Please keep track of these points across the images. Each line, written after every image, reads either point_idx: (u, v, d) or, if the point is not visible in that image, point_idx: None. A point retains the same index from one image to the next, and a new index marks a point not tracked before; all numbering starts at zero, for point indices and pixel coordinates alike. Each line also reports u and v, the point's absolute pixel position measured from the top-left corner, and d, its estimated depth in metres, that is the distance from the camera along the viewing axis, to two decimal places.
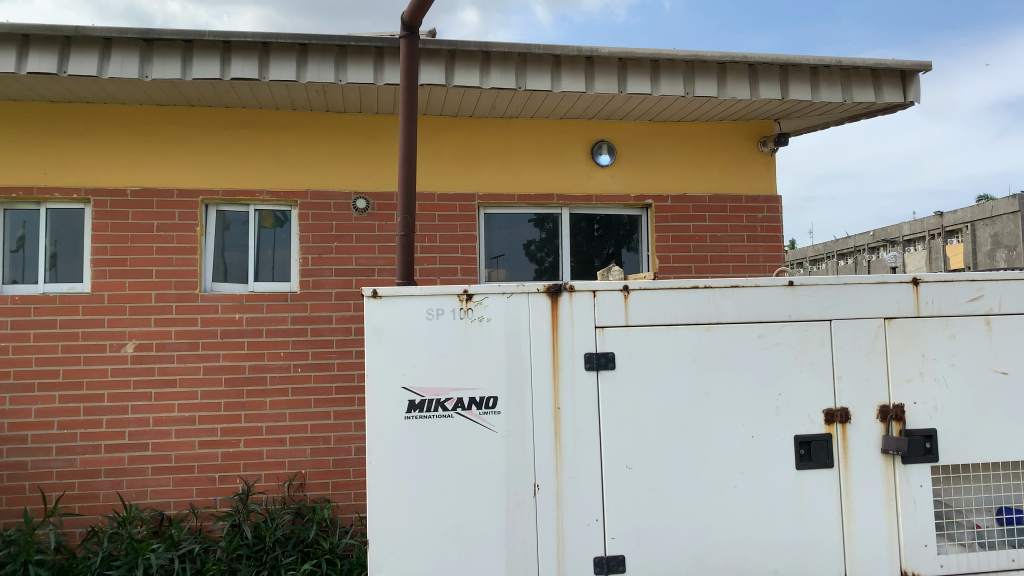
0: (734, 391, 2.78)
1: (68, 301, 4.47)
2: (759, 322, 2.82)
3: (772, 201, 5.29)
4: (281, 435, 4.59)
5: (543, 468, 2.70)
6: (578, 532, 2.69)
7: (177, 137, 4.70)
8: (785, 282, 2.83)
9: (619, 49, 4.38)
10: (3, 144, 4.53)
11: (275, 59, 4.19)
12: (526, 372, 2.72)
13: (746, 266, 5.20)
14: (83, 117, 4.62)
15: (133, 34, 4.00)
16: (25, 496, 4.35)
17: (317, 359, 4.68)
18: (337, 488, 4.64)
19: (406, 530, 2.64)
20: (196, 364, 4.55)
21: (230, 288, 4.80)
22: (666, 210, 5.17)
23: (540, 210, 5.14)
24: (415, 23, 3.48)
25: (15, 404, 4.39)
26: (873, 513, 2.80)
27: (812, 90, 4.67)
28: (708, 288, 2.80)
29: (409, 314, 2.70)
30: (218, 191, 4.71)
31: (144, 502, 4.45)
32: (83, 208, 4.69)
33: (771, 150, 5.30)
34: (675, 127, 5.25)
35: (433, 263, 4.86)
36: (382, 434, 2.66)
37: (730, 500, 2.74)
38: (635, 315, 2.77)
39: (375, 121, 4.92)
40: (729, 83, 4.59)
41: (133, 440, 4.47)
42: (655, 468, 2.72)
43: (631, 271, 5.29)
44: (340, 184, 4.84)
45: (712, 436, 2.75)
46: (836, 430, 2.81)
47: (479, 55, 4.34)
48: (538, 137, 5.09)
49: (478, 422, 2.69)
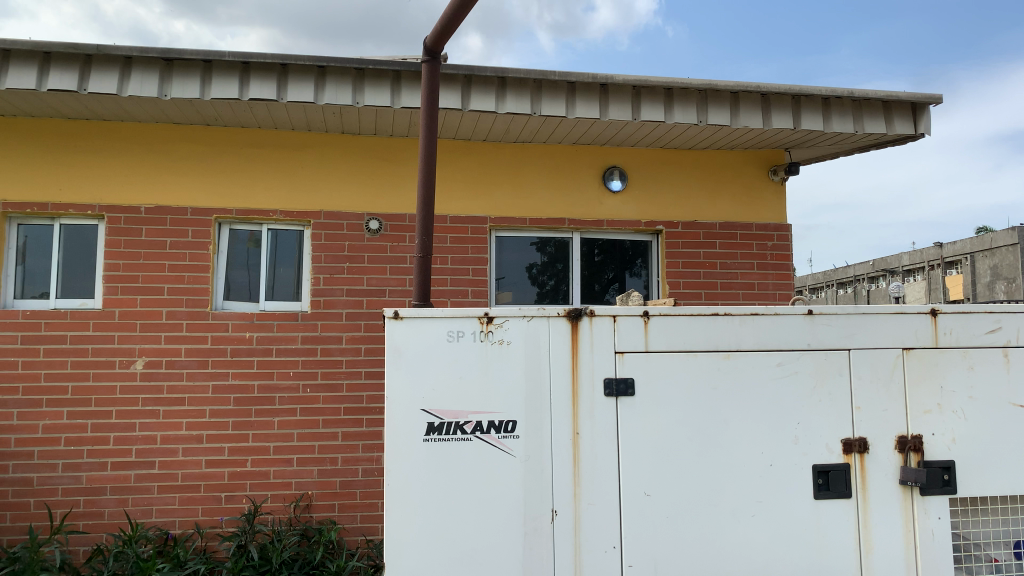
0: (752, 419, 2.77)
1: (79, 318, 4.47)
2: (778, 351, 2.82)
3: (782, 230, 5.31)
4: (287, 456, 4.57)
5: (561, 495, 2.68)
6: (596, 559, 2.67)
7: (193, 155, 4.72)
8: (804, 311, 2.84)
9: (634, 77, 4.42)
10: (19, 159, 4.55)
11: (292, 80, 4.22)
12: (545, 396, 2.71)
13: (756, 293, 5.21)
14: (98, 134, 4.64)
15: (154, 54, 4.04)
16: (31, 512, 4.33)
17: (326, 380, 4.66)
18: (343, 510, 4.60)
19: (421, 552, 2.62)
20: (205, 382, 4.54)
21: (239, 307, 4.80)
22: (677, 236, 5.19)
23: (544, 233, 5.16)
24: (437, 47, 3.51)
25: (23, 420, 4.37)
26: (891, 544, 2.79)
27: (823, 121, 4.71)
28: (728, 316, 2.81)
29: (430, 335, 2.70)
30: (231, 210, 4.73)
31: (149, 521, 4.42)
32: (96, 225, 4.71)
33: (782, 179, 5.33)
34: (686, 155, 5.29)
35: (444, 285, 4.88)
36: (400, 456, 2.65)
37: (748, 530, 2.72)
38: (655, 341, 2.78)
39: (390, 144, 4.95)
40: (741, 112, 4.63)
41: (139, 457, 4.44)
42: (673, 496, 2.71)
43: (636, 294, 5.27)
44: (354, 205, 4.85)
45: (730, 464, 2.74)
46: (854, 460, 2.79)
47: (496, 79, 4.38)
48: (551, 161, 5.12)
49: (497, 446, 2.68)
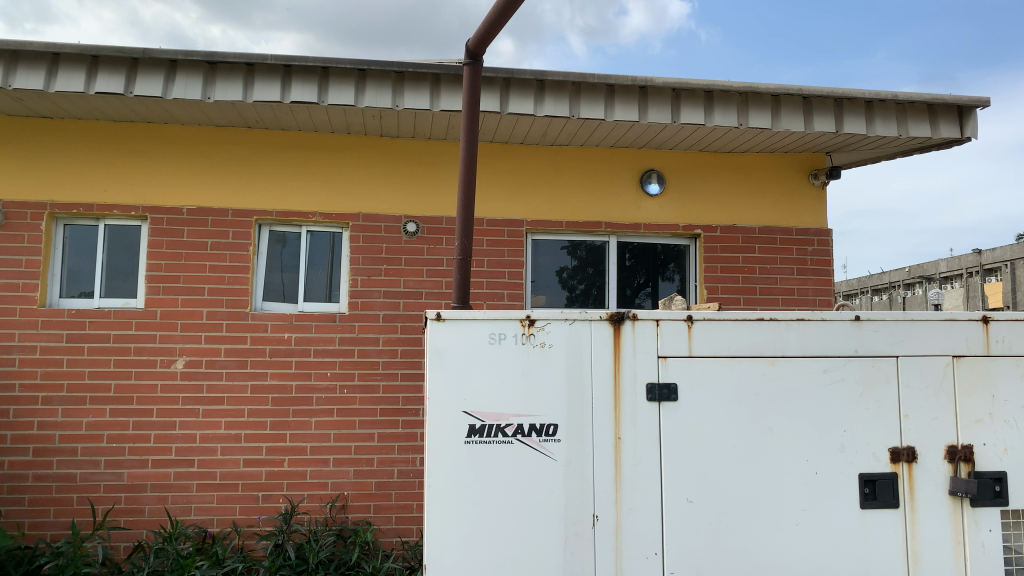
0: (797, 426, 2.72)
1: (122, 317, 4.55)
2: (824, 357, 2.77)
3: (823, 234, 5.24)
4: (324, 456, 4.59)
5: (602, 500, 2.66)
6: (638, 566, 2.65)
7: (234, 158, 4.78)
8: (850, 317, 2.79)
9: (673, 80, 4.39)
10: (65, 161, 4.64)
11: (333, 84, 4.25)
12: (587, 400, 2.70)
13: (795, 299, 5.15)
14: (143, 136, 4.72)
15: (198, 57, 4.10)
16: (74, 508, 4.40)
17: (362, 380, 4.68)
18: (378, 510, 4.61)
19: (461, 554, 2.62)
20: (244, 382, 4.59)
21: (277, 308, 4.84)
22: (715, 240, 5.14)
23: (575, 236, 5.14)
24: (479, 50, 3.52)
25: (67, 416, 4.45)
26: (940, 556, 2.72)
27: (866, 124, 4.63)
28: (773, 321, 2.77)
29: (472, 337, 2.69)
30: (271, 212, 4.78)
31: (189, 519, 4.46)
32: (140, 226, 4.79)
33: (823, 184, 5.26)
34: (725, 158, 5.24)
35: (480, 287, 4.88)
36: (441, 458, 2.65)
37: (792, 539, 2.67)
38: (699, 346, 2.75)
39: (428, 147, 4.96)
40: (782, 115, 4.58)
41: (179, 456, 4.49)
42: (717, 504, 2.67)
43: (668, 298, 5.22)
44: (391, 207, 4.88)
45: (775, 472, 2.70)
46: (901, 469, 2.74)
47: (534, 82, 4.38)
48: (588, 164, 5.10)
49: (538, 450, 2.67)
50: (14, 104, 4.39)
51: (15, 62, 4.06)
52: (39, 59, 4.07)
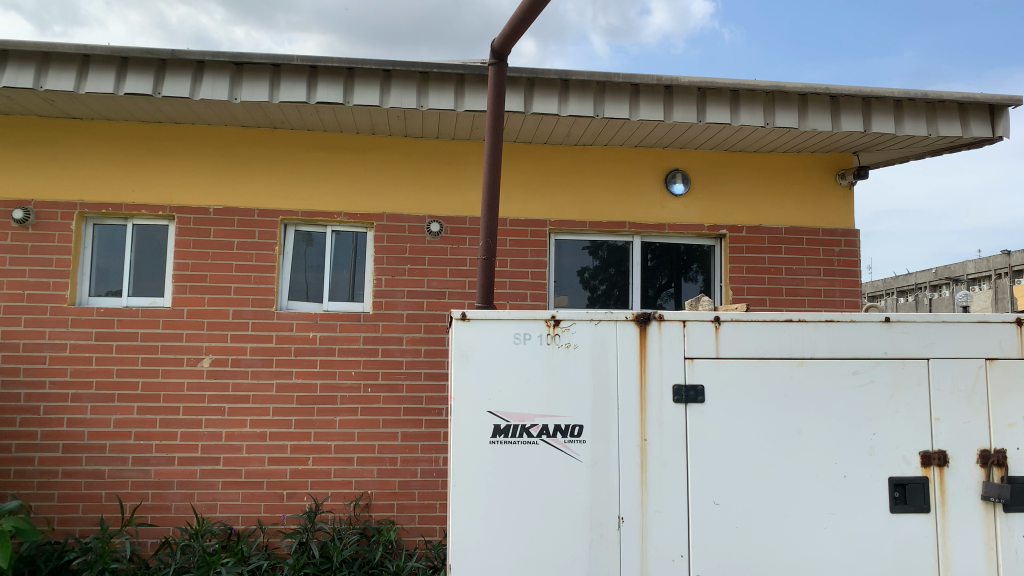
0: (826, 428, 2.69)
1: (150, 316, 4.60)
2: (853, 359, 2.74)
3: (850, 235, 5.18)
4: (348, 454, 4.61)
5: (628, 501, 2.65)
6: (663, 568, 2.63)
7: (260, 158, 4.82)
8: (880, 318, 2.75)
9: (699, 79, 4.36)
10: (95, 161, 4.70)
11: (359, 84, 4.27)
12: (612, 400, 2.68)
13: (822, 300, 5.09)
14: (170, 137, 4.77)
15: (224, 58, 4.13)
16: (102, 504, 4.45)
17: (386, 380, 4.70)
18: (401, 510, 4.62)
19: (486, 554, 2.61)
20: (269, 380, 4.62)
21: (303, 308, 4.87)
22: (741, 241, 5.10)
23: (596, 237, 5.12)
24: (504, 50, 3.52)
25: (96, 413, 4.51)
26: (972, 562, 2.68)
27: (895, 123, 4.57)
28: (802, 322, 2.74)
29: (497, 336, 2.69)
30: (297, 212, 4.80)
31: (214, 516, 4.50)
32: (167, 225, 4.84)
33: (850, 183, 5.20)
34: (751, 158, 5.19)
35: (503, 287, 4.88)
36: (466, 458, 2.65)
37: (821, 542, 2.64)
38: (726, 347, 2.72)
39: (452, 147, 4.97)
40: (810, 114, 4.53)
41: (204, 453, 4.53)
42: (744, 506, 2.65)
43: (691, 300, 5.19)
44: (415, 207, 4.89)
45: (803, 475, 2.67)
46: (933, 473, 2.70)
47: (559, 82, 4.37)
48: (613, 164, 5.08)
49: (563, 451, 2.66)
50: (45, 105, 4.45)
51: (46, 64, 4.11)
52: (69, 60, 4.13)
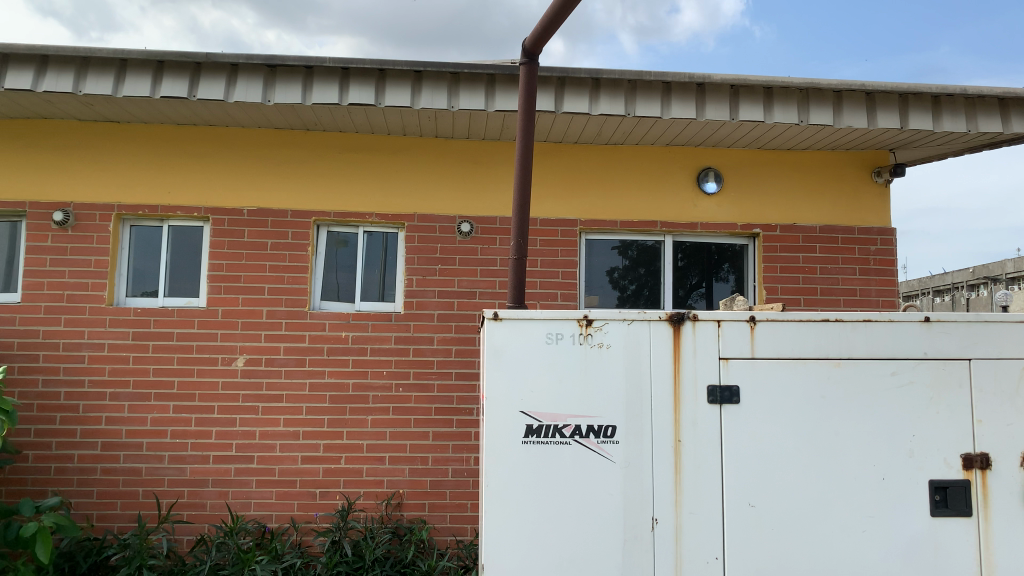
0: (865, 430, 2.65)
1: (185, 316, 4.66)
2: (892, 359, 2.69)
3: (886, 233, 5.10)
4: (380, 454, 4.64)
5: (662, 502, 2.63)
6: (697, 570, 2.60)
7: (293, 159, 4.86)
8: (920, 318, 2.70)
9: (732, 77, 4.31)
10: (132, 164, 4.78)
11: (390, 85, 4.29)
12: (646, 401, 2.66)
13: (858, 300, 5.02)
14: (205, 139, 4.83)
15: (258, 61, 4.17)
16: (139, 502, 4.52)
17: (418, 379, 4.71)
18: (433, 509, 4.63)
19: (519, 555, 2.61)
20: (303, 380, 4.66)
21: (335, 308, 4.91)
22: (774, 240, 5.04)
23: (625, 236, 5.09)
24: (536, 49, 3.51)
25: (133, 412, 4.58)
26: (1017, 567, 2.62)
27: (933, 120, 4.49)
28: (840, 322, 2.69)
29: (529, 336, 2.68)
30: (329, 213, 4.84)
31: (248, 514, 4.55)
32: (202, 226, 4.90)
33: (886, 181, 5.11)
34: (784, 156, 5.13)
35: (534, 287, 4.87)
36: (499, 457, 2.65)
37: (859, 546, 2.60)
38: (761, 347, 2.69)
39: (482, 147, 4.97)
40: (845, 111, 4.46)
41: (239, 452, 4.58)
42: (781, 509, 2.61)
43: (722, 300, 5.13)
44: (446, 208, 4.90)
45: (840, 477, 2.62)
46: (975, 476, 2.64)
47: (590, 81, 4.35)
48: (644, 162, 5.05)
49: (597, 451, 2.64)
50: (83, 109, 4.53)
51: (84, 69, 4.19)
52: (107, 65, 4.20)
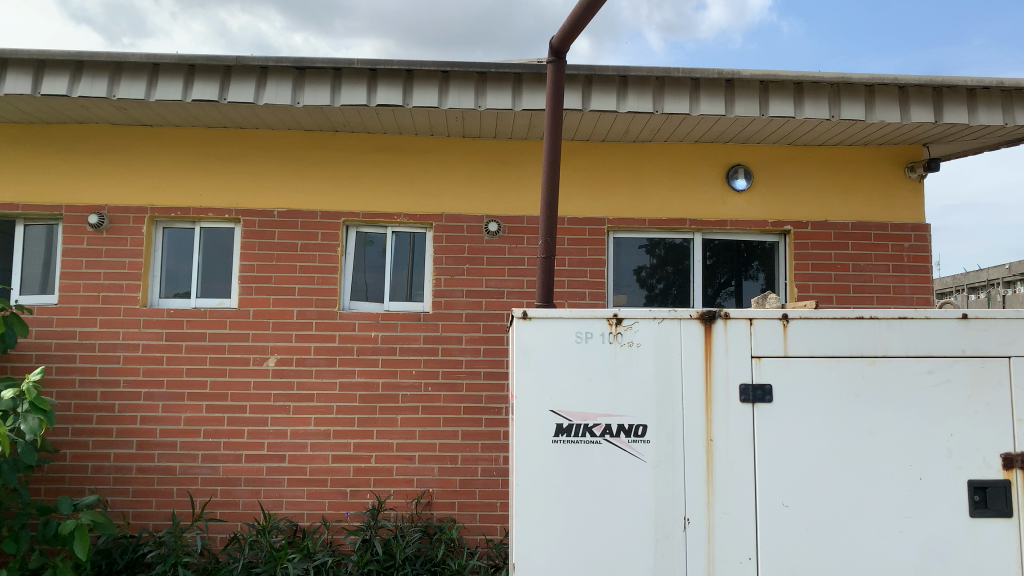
0: (901, 429, 2.60)
1: (217, 316, 4.72)
2: (929, 357, 2.64)
3: (920, 229, 5.01)
4: (409, 453, 4.66)
5: (694, 502, 2.61)
6: (730, 570, 2.58)
7: (322, 161, 4.90)
8: (958, 315, 2.65)
9: (761, 72, 4.27)
10: (165, 167, 4.85)
11: (417, 85, 4.30)
12: (677, 400, 2.64)
13: (892, 297, 4.93)
14: (236, 142, 4.88)
15: (287, 63, 4.21)
16: (174, 500, 4.58)
17: (446, 378, 4.72)
18: (462, 508, 4.64)
19: (550, 554, 2.60)
20: (333, 379, 4.69)
21: (365, 307, 4.94)
22: (805, 237, 4.98)
23: (653, 235, 5.06)
24: (563, 47, 3.50)
25: (167, 411, 4.64)
26: None
27: (969, 113, 4.41)
28: (874, 319, 2.65)
29: (559, 335, 2.68)
30: (358, 213, 4.87)
31: (281, 512, 4.59)
32: (233, 228, 4.96)
33: (920, 176, 5.02)
34: (815, 152, 5.07)
35: (562, 286, 4.86)
36: (529, 456, 2.64)
37: (895, 546, 2.56)
38: (794, 346, 2.66)
39: (510, 146, 4.97)
40: (877, 105, 4.39)
41: (271, 451, 4.63)
42: (815, 509, 2.58)
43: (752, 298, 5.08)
44: (474, 207, 4.90)
45: (876, 477, 2.58)
46: (1015, 477, 2.58)
47: (617, 79, 4.33)
48: (673, 160, 5.02)
49: (627, 451, 2.63)
50: (117, 113, 4.60)
51: (118, 73, 4.26)
52: (140, 69, 4.26)
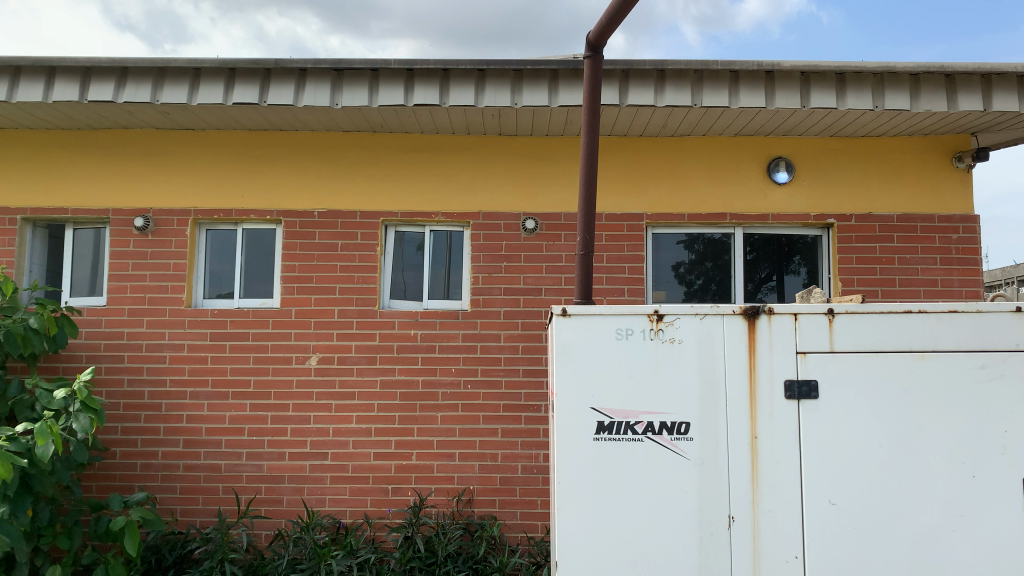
0: (952, 426, 2.54)
1: (260, 316, 4.79)
2: (981, 352, 2.57)
3: (969, 221, 4.88)
4: (450, 450, 4.68)
5: (738, 500, 2.57)
6: (776, 569, 2.54)
7: (360, 161, 4.94)
8: (1011, 308, 2.57)
9: (802, 63, 4.19)
10: (207, 170, 4.93)
11: (454, 84, 4.31)
12: (720, 396, 2.61)
13: (939, 290, 4.82)
14: (276, 144, 4.95)
15: (325, 65, 4.25)
16: (220, 497, 4.66)
17: (485, 376, 4.73)
18: (503, 505, 4.64)
19: (592, 551, 2.59)
20: (374, 378, 4.73)
21: (404, 306, 4.97)
22: (849, 230, 4.89)
23: (691, 230, 5.01)
24: (600, 42, 3.48)
25: (212, 410, 4.72)
26: None
27: (1019, 100, 4.28)
28: (924, 313, 2.59)
29: (599, 332, 2.66)
30: (397, 213, 4.90)
31: (324, 509, 4.65)
32: (274, 229, 5.02)
33: (968, 167, 4.89)
34: (859, 143, 4.97)
35: (600, 283, 4.84)
36: (571, 454, 2.63)
37: (947, 546, 2.50)
38: (841, 341, 2.60)
39: (547, 143, 4.96)
40: (923, 94, 4.29)
41: (313, 448, 4.69)
42: (864, 507, 2.53)
43: (794, 293, 5.00)
44: (511, 205, 4.90)
45: (927, 474, 2.53)
46: None
47: (654, 73, 4.29)
48: (712, 154, 4.96)
49: (670, 448, 2.61)
50: (161, 117, 4.69)
51: (161, 79, 4.33)
52: (182, 74, 4.33)
